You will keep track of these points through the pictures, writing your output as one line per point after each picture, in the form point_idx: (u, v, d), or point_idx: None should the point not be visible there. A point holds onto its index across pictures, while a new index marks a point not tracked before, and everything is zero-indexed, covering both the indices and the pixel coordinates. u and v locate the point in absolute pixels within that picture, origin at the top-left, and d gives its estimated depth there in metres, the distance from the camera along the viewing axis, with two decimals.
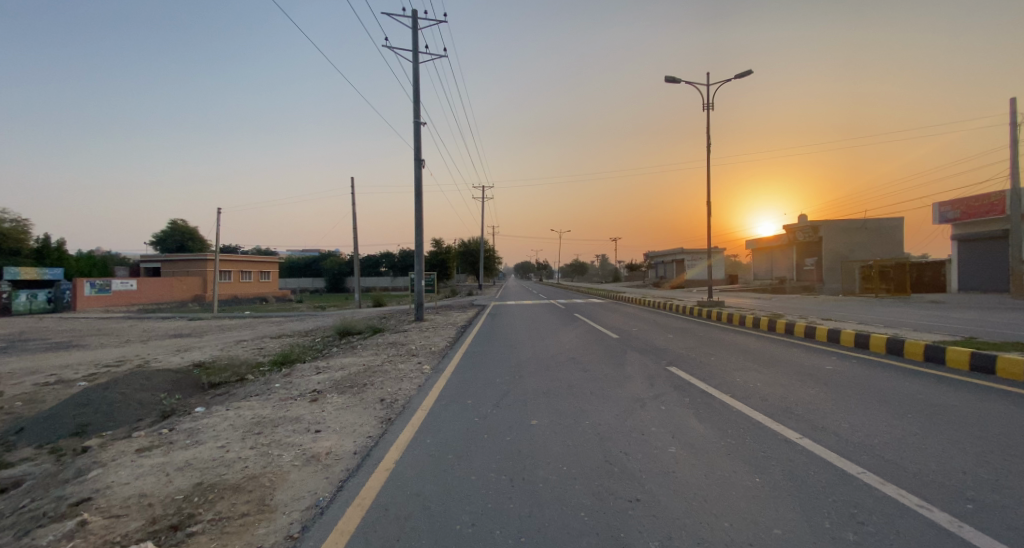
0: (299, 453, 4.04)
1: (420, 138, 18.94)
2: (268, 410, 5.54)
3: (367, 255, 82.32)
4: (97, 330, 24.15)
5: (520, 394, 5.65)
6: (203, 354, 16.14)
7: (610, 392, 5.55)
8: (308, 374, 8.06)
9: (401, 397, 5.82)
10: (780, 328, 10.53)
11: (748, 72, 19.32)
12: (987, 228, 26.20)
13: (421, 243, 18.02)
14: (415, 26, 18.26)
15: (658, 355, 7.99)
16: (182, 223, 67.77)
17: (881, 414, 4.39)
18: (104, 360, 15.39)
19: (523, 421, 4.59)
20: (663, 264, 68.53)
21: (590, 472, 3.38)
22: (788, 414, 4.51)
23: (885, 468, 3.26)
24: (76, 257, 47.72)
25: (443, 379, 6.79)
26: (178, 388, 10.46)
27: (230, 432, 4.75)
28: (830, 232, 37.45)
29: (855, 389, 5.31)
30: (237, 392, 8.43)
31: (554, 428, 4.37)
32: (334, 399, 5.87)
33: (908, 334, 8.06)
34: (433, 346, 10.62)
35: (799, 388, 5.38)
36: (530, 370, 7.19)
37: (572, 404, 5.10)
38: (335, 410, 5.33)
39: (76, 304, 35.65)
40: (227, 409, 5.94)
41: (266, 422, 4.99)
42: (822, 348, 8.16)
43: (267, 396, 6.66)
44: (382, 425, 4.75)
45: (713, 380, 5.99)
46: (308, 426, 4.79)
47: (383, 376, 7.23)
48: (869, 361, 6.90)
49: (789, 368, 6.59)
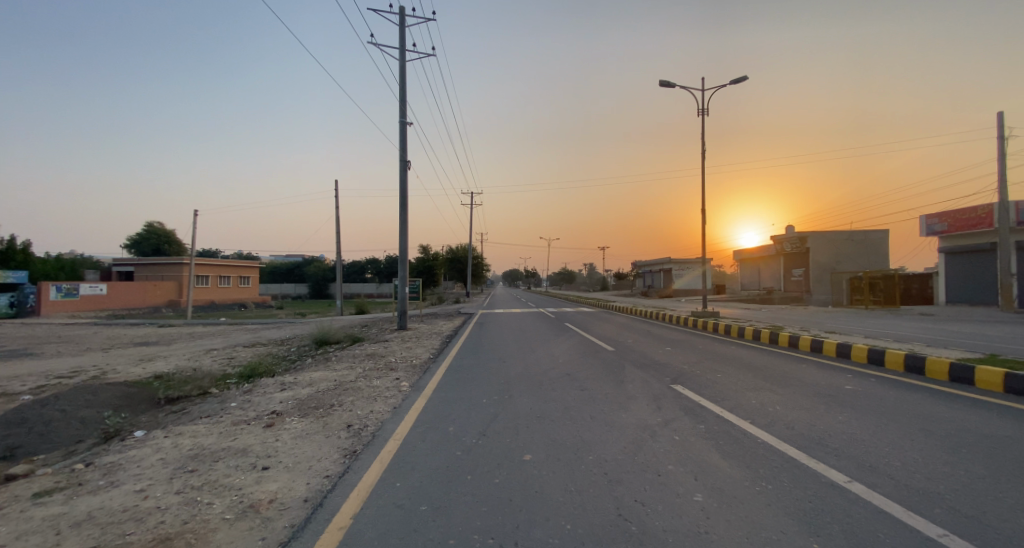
0: (235, 501, 3.23)
1: (406, 139, 18.24)
2: (213, 437, 4.69)
3: (354, 262, 81.03)
4: (57, 337, 22.69)
5: (511, 418, 4.91)
6: (168, 365, 14.92)
7: (614, 417, 4.85)
8: (270, 392, 7.15)
9: (372, 422, 5.02)
10: (783, 341, 10.00)
11: (741, 78, 19.15)
12: (974, 241, 26.45)
13: (406, 248, 17.19)
14: (402, 23, 17.68)
15: (660, 371, 7.32)
16: (160, 227, 65.79)
17: (932, 450, 3.77)
18: (58, 371, 14.15)
19: (515, 454, 3.89)
20: (651, 274, 68.71)
21: (602, 534, 2.65)
22: (823, 448, 3.87)
23: (968, 526, 2.62)
24: (43, 259, 45.58)
25: (422, 399, 5.99)
26: (127, 406, 9.38)
27: (159, 468, 3.92)
28: (818, 244, 37.55)
29: (884, 413, 4.76)
30: (190, 411, 7.49)
31: (552, 466, 3.64)
32: (292, 424, 5.05)
33: (924, 350, 7.55)
34: (415, 359, 9.82)
35: (827, 414, 4.76)
36: (520, 389, 6.43)
37: (570, 432, 4.40)
38: (290, 440, 4.50)
39: (39, 309, 33.90)
40: (166, 435, 5.05)
41: (206, 455, 4.15)
42: (833, 363, 7.61)
43: (218, 419, 5.78)
44: (345, 460, 3.97)
45: (727, 402, 5.31)
46: (255, 461, 3.98)
47: (353, 395, 6.37)
48: (889, 381, 6.31)
49: (805, 387, 5.97)
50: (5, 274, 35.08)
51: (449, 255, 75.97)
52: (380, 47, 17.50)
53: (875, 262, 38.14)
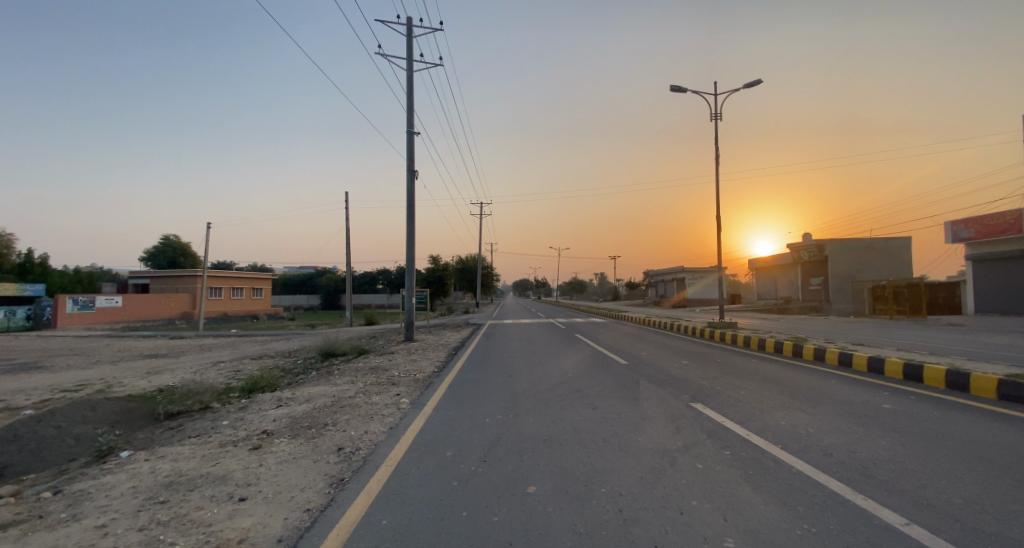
0: (200, 542, 2.86)
1: (413, 149, 18.12)
2: (193, 462, 4.35)
3: (365, 274, 81.52)
4: (69, 350, 22.84)
5: (515, 442, 4.50)
6: (173, 378, 14.76)
7: (629, 441, 4.41)
8: (265, 409, 6.84)
9: (365, 444, 4.64)
10: (808, 355, 9.43)
11: (756, 82, 18.67)
12: (1003, 248, 25.41)
13: (412, 258, 16.95)
14: (410, 33, 17.68)
15: (677, 387, 6.84)
16: (176, 240, 67.08)
17: (995, 483, 3.28)
18: (64, 384, 14.07)
19: (518, 485, 3.48)
20: (663, 283, 67.67)
21: None
22: (871, 481, 3.38)
23: None
24: (62, 273, 46.52)
25: (421, 419, 5.60)
26: (125, 421, 9.16)
27: (128, 499, 3.59)
28: (837, 251, 36.49)
29: (932, 438, 4.26)
30: (185, 428, 7.19)
31: (558, 501, 3.22)
32: (280, 447, 4.70)
33: (965, 364, 6.97)
34: (418, 373, 9.46)
35: (868, 438, 4.26)
36: (527, 407, 6.01)
37: (579, 458, 3.96)
38: (275, 465, 4.15)
39: (56, 322, 34.41)
40: (147, 459, 4.72)
41: (182, 483, 3.81)
42: (865, 379, 7.07)
43: (206, 439, 5.47)
44: (329, 490, 3.59)
45: (754, 424, 4.83)
46: (232, 491, 3.62)
47: (349, 413, 6.01)
48: (932, 398, 5.76)
49: (838, 406, 5.46)
50: (23, 287, 35.80)
51: (458, 265, 75.86)
52: (387, 56, 17.59)
53: (896, 270, 36.97)
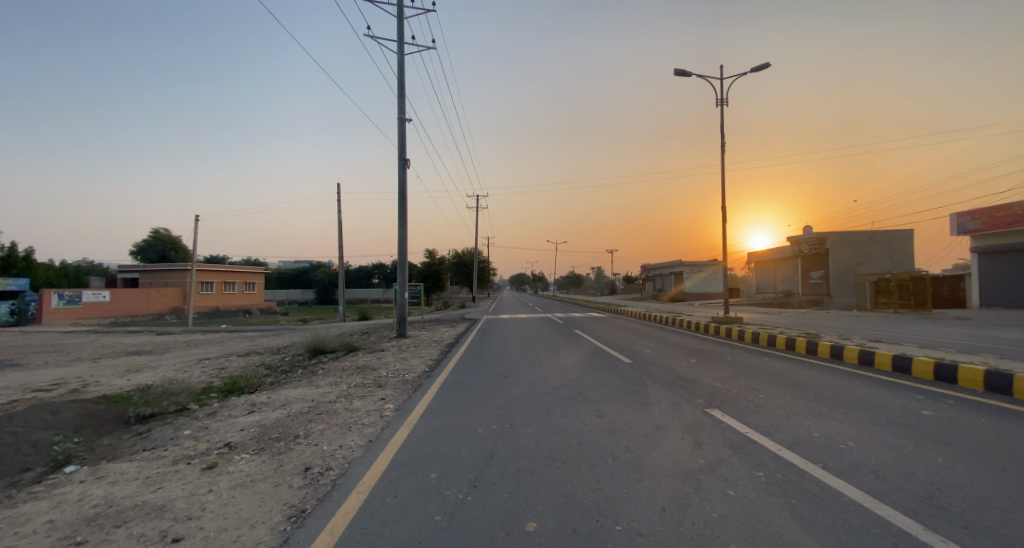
0: None
1: (405, 136, 17.37)
2: (132, 487, 3.69)
3: (361, 268, 81.07)
4: (51, 346, 22.10)
5: (512, 460, 3.89)
6: (153, 377, 14.01)
7: (645, 460, 3.78)
8: (234, 415, 6.17)
9: (337, 463, 3.99)
10: (825, 352, 8.86)
11: (763, 67, 17.96)
12: (1011, 241, 24.92)
13: (405, 252, 16.24)
14: (401, 14, 16.85)
15: (690, 391, 6.24)
16: (166, 233, 65.97)
17: None
18: (38, 384, 13.32)
19: (514, 522, 2.85)
20: (661, 277, 67.43)
21: None
22: (942, 515, 2.79)
23: None
24: (48, 267, 45.48)
25: (404, 430, 4.95)
26: (91, 427, 8.47)
27: (39, 539, 2.93)
28: (838, 245, 36.16)
29: (994, 454, 3.66)
30: (149, 436, 6.52)
31: (564, 542, 2.61)
32: (238, 466, 4.04)
33: (1000, 364, 6.42)
34: (407, 373, 8.81)
35: (924, 457, 3.65)
36: (525, 415, 5.40)
37: (588, 483, 3.34)
38: (227, 490, 3.51)
39: (41, 317, 33.52)
40: (80, 481, 4.02)
41: (108, 518, 3.14)
42: (893, 379, 6.50)
43: (160, 453, 4.81)
44: (285, 527, 2.95)
45: (783, 436, 4.24)
46: (166, 529, 2.96)
47: (326, 422, 5.38)
48: (977, 403, 5.18)
49: (873, 414, 4.87)
50: (6, 282, 34.82)
51: (455, 259, 75.10)
52: (377, 39, 16.85)
53: (897, 263, 36.60)
